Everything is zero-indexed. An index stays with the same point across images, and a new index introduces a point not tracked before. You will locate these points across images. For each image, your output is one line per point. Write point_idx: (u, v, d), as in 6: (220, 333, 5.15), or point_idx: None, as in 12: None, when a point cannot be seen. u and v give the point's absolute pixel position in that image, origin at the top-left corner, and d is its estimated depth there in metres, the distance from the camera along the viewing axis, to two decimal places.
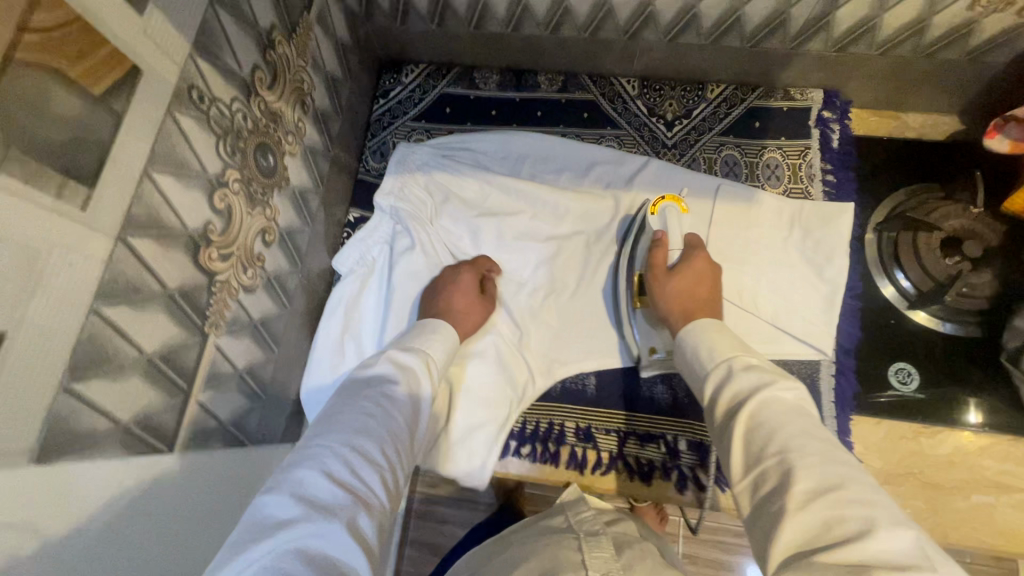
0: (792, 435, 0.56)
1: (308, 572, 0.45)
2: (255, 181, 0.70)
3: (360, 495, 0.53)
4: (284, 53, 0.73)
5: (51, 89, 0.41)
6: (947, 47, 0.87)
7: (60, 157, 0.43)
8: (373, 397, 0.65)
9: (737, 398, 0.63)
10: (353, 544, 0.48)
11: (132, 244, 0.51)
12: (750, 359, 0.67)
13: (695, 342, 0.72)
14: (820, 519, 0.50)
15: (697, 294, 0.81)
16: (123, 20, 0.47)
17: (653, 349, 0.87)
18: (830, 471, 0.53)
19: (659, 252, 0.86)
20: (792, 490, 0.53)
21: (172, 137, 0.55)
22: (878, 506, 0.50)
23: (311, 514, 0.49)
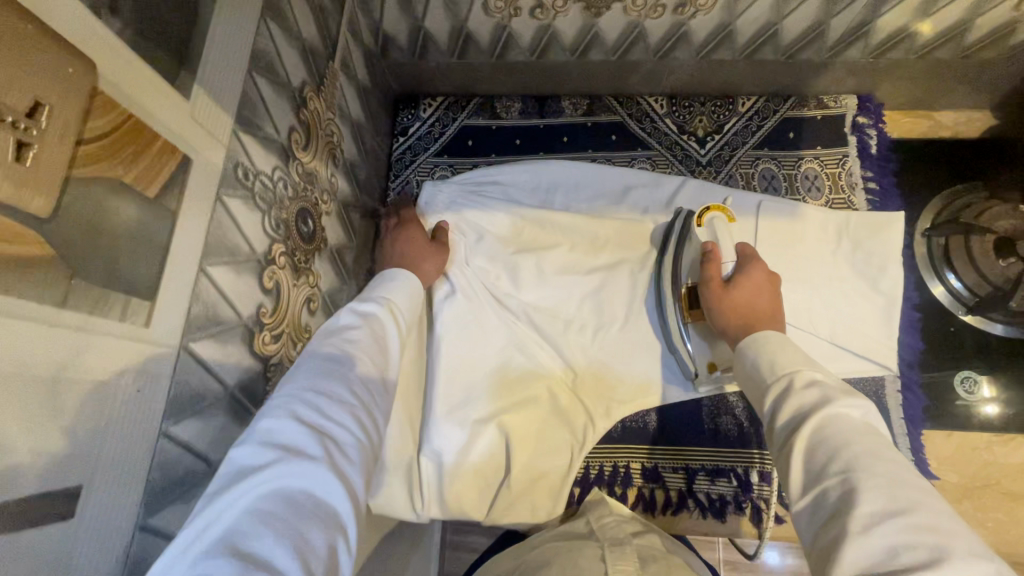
0: (858, 454, 0.44)
1: (289, 518, 0.39)
2: (298, 250, 0.64)
3: (334, 434, 0.46)
4: (315, 108, 0.67)
5: (110, 202, 0.37)
6: (987, 48, 0.85)
7: (124, 276, 0.38)
8: (337, 333, 0.55)
9: (795, 418, 0.50)
10: (335, 483, 0.42)
11: (194, 349, 0.46)
12: (816, 374, 0.53)
13: (749, 356, 0.60)
14: (887, 546, 0.39)
15: (758, 306, 0.70)
16: (172, 108, 0.42)
17: (710, 365, 0.80)
18: (900, 491, 0.41)
19: (714, 265, 0.76)
20: (855, 513, 0.41)
21: (223, 223, 0.49)
22: (952, 533, 0.39)
23: (286, 458, 0.41)
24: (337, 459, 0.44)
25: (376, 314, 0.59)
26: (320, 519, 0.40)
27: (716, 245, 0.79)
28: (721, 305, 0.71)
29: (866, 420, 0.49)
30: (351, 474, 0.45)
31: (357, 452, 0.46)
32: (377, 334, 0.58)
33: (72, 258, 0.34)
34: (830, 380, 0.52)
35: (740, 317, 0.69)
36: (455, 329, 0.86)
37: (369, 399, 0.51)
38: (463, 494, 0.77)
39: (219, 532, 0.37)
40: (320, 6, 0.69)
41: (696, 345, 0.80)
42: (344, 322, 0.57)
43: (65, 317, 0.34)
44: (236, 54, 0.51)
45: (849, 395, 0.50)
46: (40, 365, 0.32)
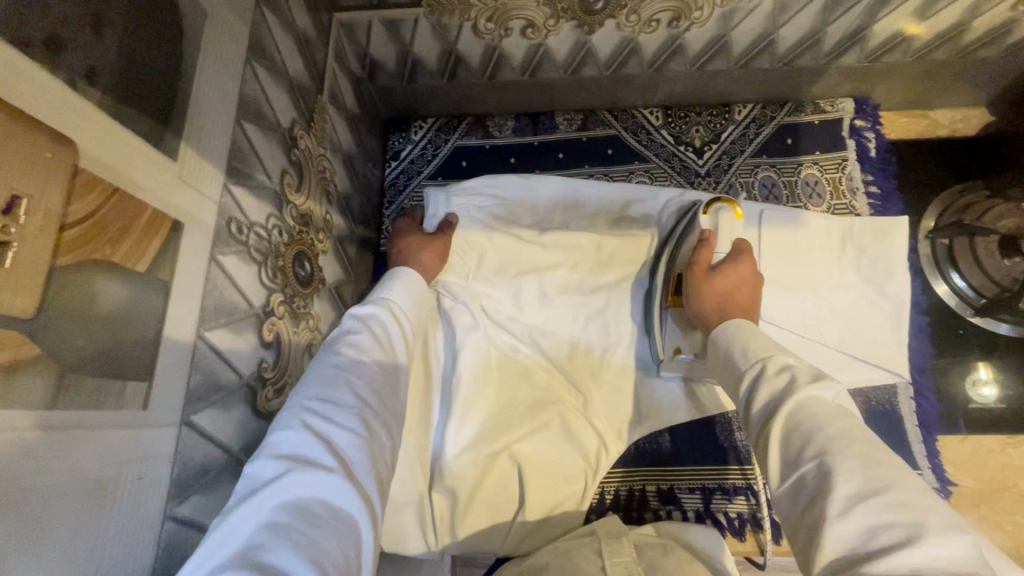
0: (835, 436, 0.40)
1: (304, 533, 0.35)
2: (297, 296, 0.61)
3: (346, 444, 0.41)
4: (306, 146, 0.65)
5: (97, 282, 0.36)
6: (984, 47, 0.84)
7: (114, 358, 0.37)
8: (342, 335, 0.50)
9: (769, 404, 0.46)
10: (351, 490, 0.39)
11: (194, 420, 0.45)
12: (790, 360, 0.49)
13: (731, 339, 0.54)
14: (864, 526, 0.36)
15: (739, 298, 0.65)
16: (159, 174, 0.41)
17: (677, 349, 0.75)
18: (876, 470, 0.38)
19: (704, 253, 0.68)
20: (831, 497, 0.38)
21: (219, 284, 0.47)
22: (929, 508, 0.36)
23: (298, 468, 0.38)
24: (351, 466, 0.40)
25: (383, 311, 0.55)
26: (336, 526, 0.37)
27: (714, 234, 0.72)
28: (702, 293, 0.66)
29: (837, 402, 0.46)
30: (367, 480, 0.41)
31: (371, 457, 0.43)
32: (385, 331, 0.53)
33: (59, 351, 0.33)
34: (804, 365, 0.48)
35: (719, 308, 0.64)
36: (474, 358, 0.77)
37: (382, 401, 0.47)
38: (474, 525, 0.70)
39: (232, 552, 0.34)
40: (304, 39, 0.66)
41: (670, 330, 0.76)
42: (350, 321, 0.52)
43: (57, 416, 0.33)
44: (222, 105, 0.49)
45: (820, 376, 0.46)
46: (31, 474, 0.31)
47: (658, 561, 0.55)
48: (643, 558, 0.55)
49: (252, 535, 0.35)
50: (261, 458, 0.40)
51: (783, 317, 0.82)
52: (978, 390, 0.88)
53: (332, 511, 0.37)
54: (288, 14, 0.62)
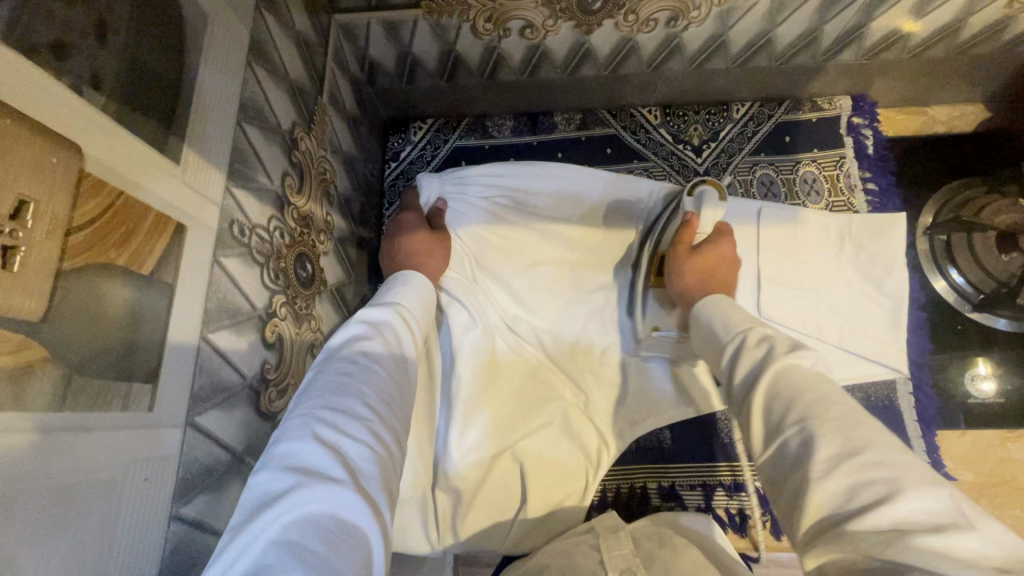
0: (813, 401, 0.38)
1: (317, 552, 0.32)
2: (299, 297, 0.62)
3: (359, 456, 0.38)
4: (307, 148, 0.65)
5: (102, 284, 0.36)
6: (980, 44, 0.84)
7: (119, 360, 0.37)
8: (348, 344, 0.49)
9: (750, 375, 0.45)
10: (365, 504, 0.36)
11: (199, 421, 0.45)
12: (770, 330, 0.49)
13: (711, 314, 0.55)
14: (845, 487, 0.33)
15: (719, 276, 0.65)
16: (162, 177, 0.41)
17: (654, 327, 0.78)
18: (854, 431, 0.36)
19: (687, 232, 0.67)
20: (811, 460, 0.35)
21: (223, 286, 0.47)
22: (907, 463, 0.34)
23: (309, 479, 0.35)
24: (362, 479, 0.38)
25: (389, 322, 0.54)
26: (350, 546, 0.34)
27: (695, 215, 0.69)
28: (682, 267, 0.66)
29: (817, 370, 0.44)
30: (379, 494, 0.38)
31: (382, 470, 0.40)
32: (392, 343, 0.52)
33: (67, 355, 0.33)
34: (785, 335, 0.48)
35: (700, 282, 0.65)
36: (473, 357, 0.76)
37: (391, 411, 0.45)
38: (477, 524, 0.70)
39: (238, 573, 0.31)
40: (303, 42, 0.67)
41: (651, 309, 0.79)
42: (355, 331, 0.51)
43: (64, 419, 0.33)
44: (223, 108, 0.49)
45: (798, 346, 0.45)
46: (40, 477, 0.31)
47: (653, 552, 0.56)
48: (640, 550, 0.57)
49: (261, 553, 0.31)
50: (266, 470, 0.36)
51: (780, 314, 0.82)
52: (978, 385, 0.88)
53: (346, 526, 0.34)
54: (287, 16, 0.62)
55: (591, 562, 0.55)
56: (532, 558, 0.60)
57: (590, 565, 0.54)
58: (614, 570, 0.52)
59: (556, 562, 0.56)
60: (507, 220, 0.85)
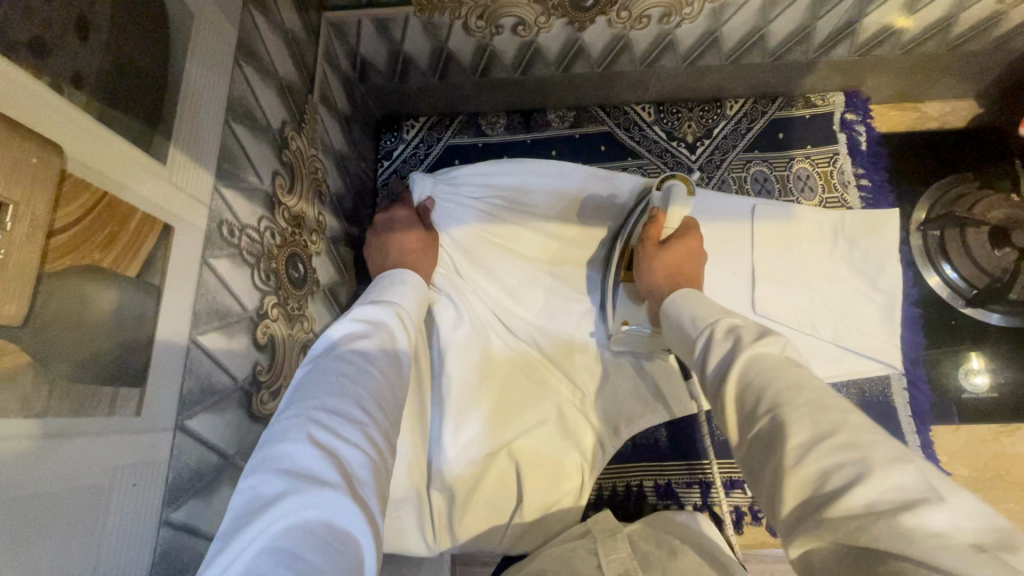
0: (782, 388, 0.38)
1: (312, 557, 0.32)
2: (291, 298, 0.61)
3: (353, 460, 0.38)
4: (297, 147, 0.64)
5: (86, 287, 0.36)
6: (972, 40, 0.84)
7: (104, 363, 0.37)
8: (345, 344, 0.48)
9: (720, 366, 0.44)
10: (359, 509, 0.36)
11: (189, 424, 0.44)
12: (736, 321, 0.48)
13: (680, 307, 0.54)
14: (818, 472, 0.33)
15: (688, 269, 0.65)
16: (147, 175, 0.40)
17: (625, 322, 0.75)
18: (823, 414, 0.35)
19: (653, 228, 0.68)
20: (784, 448, 0.35)
21: (212, 288, 0.47)
22: (876, 442, 0.33)
23: (304, 484, 0.35)
24: (356, 483, 0.37)
25: (386, 322, 0.54)
26: (343, 552, 0.33)
27: (663, 211, 0.70)
28: (651, 263, 0.65)
29: (786, 356, 0.43)
30: (372, 499, 0.38)
31: (376, 474, 0.40)
32: (389, 344, 0.52)
33: (50, 359, 0.33)
34: (751, 325, 0.47)
35: (669, 276, 0.64)
36: (465, 355, 0.77)
37: (385, 414, 0.45)
38: (472, 524, 0.70)
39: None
40: (293, 40, 0.66)
41: (621, 303, 0.75)
42: (352, 331, 0.50)
43: (49, 424, 0.33)
44: (211, 107, 0.48)
45: (766, 333, 0.44)
46: (25, 485, 0.31)
47: (650, 553, 0.57)
48: (637, 554, 0.57)
49: (254, 559, 0.31)
50: (261, 473, 0.36)
51: (776, 311, 0.83)
52: (971, 379, 0.88)
53: (339, 533, 0.34)
54: (276, 15, 0.62)
55: (586, 565, 0.55)
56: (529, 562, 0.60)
57: (589, 570, 0.54)
58: (614, 572, 0.53)
59: (551, 568, 0.55)
60: (500, 219, 0.84)
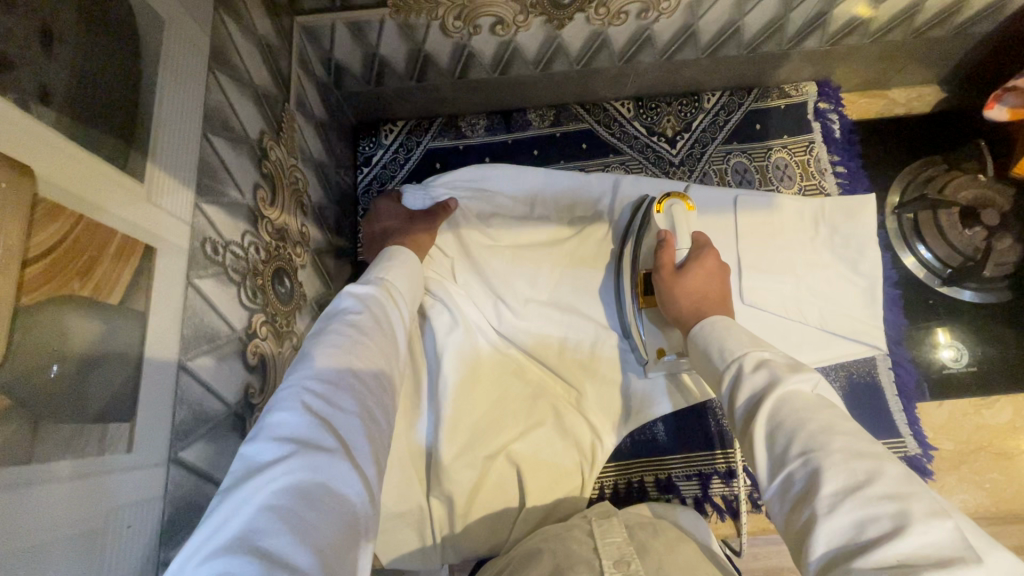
0: (816, 432, 0.41)
1: (308, 512, 0.33)
2: (279, 315, 0.58)
3: (345, 428, 0.39)
4: (277, 158, 0.62)
5: (66, 319, 0.33)
6: (937, 27, 0.87)
7: (88, 401, 0.34)
8: (337, 319, 0.49)
9: (751, 402, 0.48)
10: (353, 473, 0.36)
11: (184, 456, 0.42)
12: (765, 354, 0.51)
13: (708, 339, 0.57)
14: (852, 522, 0.36)
15: (712, 293, 0.67)
16: (124, 194, 0.38)
17: (660, 351, 0.74)
18: (858, 461, 0.39)
19: (665, 253, 0.71)
20: (818, 494, 0.38)
21: (198, 310, 0.44)
22: (915, 494, 0.36)
23: (300, 449, 0.36)
24: (352, 449, 0.38)
25: (376, 296, 0.54)
26: (337, 511, 0.34)
27: (671, 233, 0.73)
28: (673, 293, 0.67)
29: (818, 392, 0.47)
30: (367, 463, 0.39)
31: (371, 442, 0.40)
32: (381, 318, 0.52)
33: (28, 400, 0.30)
34: (780, 358, 0.51)
35: (694, 306, 0.65)
36: (457, 356, 0.75)
37: (379, 385, 0.46)
38: (474, 530, 0.69)
39: (230, 535, 0.31)
40: (266, 45, 0.63)
41: (648, 331, 0.75)
42: (345, 307, 0.51)
43: (35, 472, 0.30)
44: (188, 119, 0.46)
45: (798, 369, 0.48)
46: (14, 539, 0.29)
47: (648, 543, 0.53)
48: (633, 538, 0.55)
49: (251, 516, 0.32)
50: (259, 439, 0.37)
51: (764, 300, 0.83)
52: (939, 353, 0.92)
53: (334, 494, 0.35)
54: (248, 20, 0.59)
55: (584, 546, 0.53)
56: (515, 549, 0.59)
57: (584, 552, 0.52)
58: (608, 557, 0.50)
59: (549, 546, 0.55)
60: (478, 223, 0.85)
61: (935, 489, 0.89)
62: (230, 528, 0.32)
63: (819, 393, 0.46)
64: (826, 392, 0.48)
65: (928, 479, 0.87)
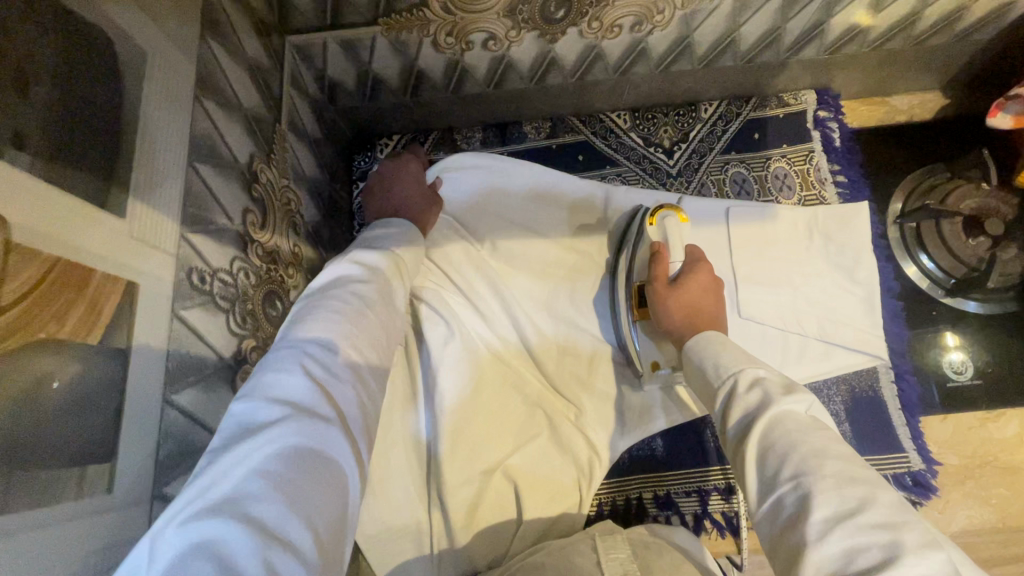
0: (808, 454, 0.40)
1: (299, 479, 0.33)
2: (270, 339, 0.58)
3: (339, 399, 0.39)
4: (268, 179, 0.62)
5: (45, 366, 0.33)
6: (938, 34, 0.85)
7: (62, 444, 0.34)
8: (340, 284, 0.48)
9: (744, 421, 0.46)
10: (346, 445, 0.37)
11: (170, 490, 0.42)
12: (760, 371, 0.50)
13: (703, 353, 0.56)
14: (841, 549, 0.35)
15: (705, 307, 0.66)
16: (106, 232, 0.38)
17: (655, 365, 0.73)
18: (850, 488, 0.38)
19: (658, 267, 0.70)
20: (808, 520, 0.37)
21: (184, 342, 0.44)
22: (906, 525, 0.36)
23: (296, 415, 0.36)
24: (346, 420, 0.39)
25: (383, 267, 0.53)
26: (328, 481, 0.35)
27: (664, 245, 0.73)
28: (666, 305, 0.66)
29: (811, 414, 0.46)
30: (360, 439, 0.39)
31: (364, 420, 0.41)
32: (385, 290, 0.52)
33: (4, 450, 0.30)
34: (775, 375, 0.49)
35: (687, 318, 0.64)
36: (456, 369, 0.73)
37: (376, 357, 0.46)
38: (475, 547, 0.66)
39: (221, 496, 0.31)
40: (256, 68, 0.63)
41: (643, 344, 0.74)
42: (347, 274, 0.50)
43: (15, 521, 0.30)
44: (171, 147, 0.46)
45: (792, 389, 0.47)
46: None
47: (646, 561, 0.52)
48: (636, 556, 0.53)
49: (243, 479, 0.32)
50: (254, 397, 0.37)
51: (760, 313, 0.82)
52: (948, 358, 0.90)
53: (327, 464, 0.35)
54: (236, 42, 0.59)
55: (586, 560, 0.53)
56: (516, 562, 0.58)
57: (586, 567, 0.51)
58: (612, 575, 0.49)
59: (552, 561, 0.54)
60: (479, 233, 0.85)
61: (941, 504, 0.87)
62: (220, 490, 0.31)
63: (813, 415, 0.45)
64: (820, 414, 0.47)
65: (932, 496, 0.85)
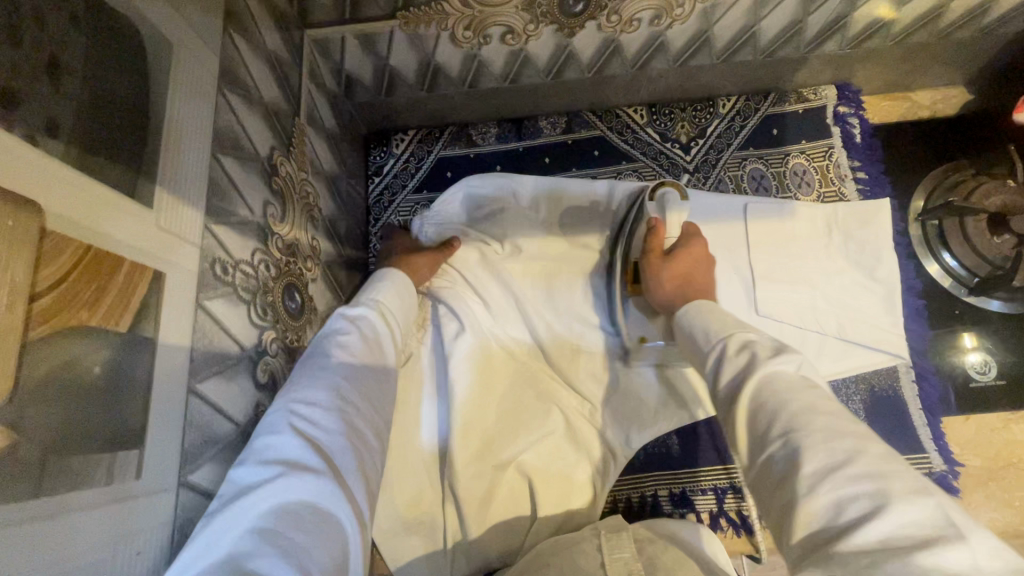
0: (797, 412, 0.38)
1: (294, 531, 0.34)
2: (290, 331, 0.58)
3: (331, 450, 0.41)
4: (288, 172, 0.62)
5: (73, 354, 0.33)
6: (964, 27, 0.83)
7: (91, 431, 0.34)
8: (328, 339, 0.51)
9: (733, 382, 0.44)
10: (341, 494, 0.38)
11: (195, 479, 0.43)
12: (751, 335, 0.48)
13: (692, 320, 0.54)
14: (830, 502, 0.34)
15: (697, 277, 0.65)
16: (134, 220, 0.38)
17: (642, 339, 0.76)
18: (838, 440, 0.36)
19: (653, 241, 0.68)
20: (797, 476, 0.35)
21: (208, 332, 0.45)
22: (896, 473, 0.34)
23: (287, 471, 0.37)
24: (340, 470, 0.40)
25: (369, 318, 0.55)
26: (325, 531, 0.36)
27: (662, 220, 0.70)
28: (657, 277, 0.65)
29: (803, 373, 0.43)
30: (356, 484, 0.40)
31: (360, 466, 0.42)
32: (373, 339, 0.54)
33: (34, 434, 0.30)
34: (765, 339, 0.47)
35: (678, 288, 0.64)
36: (467, 363, 0.74)
37: (369, 405, 0.47)
38: (488, 540, 0.66)
39: (220, 555, 0.33)
40: (277, 62, 0.63)
41: (631, 319, 0.78)
42: (335, 330, 0.52)
43: (48, 504, 0.31)
44: (196, 137, 0.46)
45: (780, 349, 0.45)
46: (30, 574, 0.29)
47: (663, 558, 0.52)
48: (642, 554, 0.53)
49: (239, 538, 0.34)
50: (248, 463, 0.39)
51: (777, 309, 0.81)
52: (970, 359, 0.88)
53: (322, 514, 0.36)
54: (257, 36, 0.59)
55: (590, 564, 0.52)
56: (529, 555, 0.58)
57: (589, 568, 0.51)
58: None
59: (553, 561, 0.54)
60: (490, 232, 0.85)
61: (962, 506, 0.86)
62: (218, 550, 0.33)
63: (803, 373, 0.43)
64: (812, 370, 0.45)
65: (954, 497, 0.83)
